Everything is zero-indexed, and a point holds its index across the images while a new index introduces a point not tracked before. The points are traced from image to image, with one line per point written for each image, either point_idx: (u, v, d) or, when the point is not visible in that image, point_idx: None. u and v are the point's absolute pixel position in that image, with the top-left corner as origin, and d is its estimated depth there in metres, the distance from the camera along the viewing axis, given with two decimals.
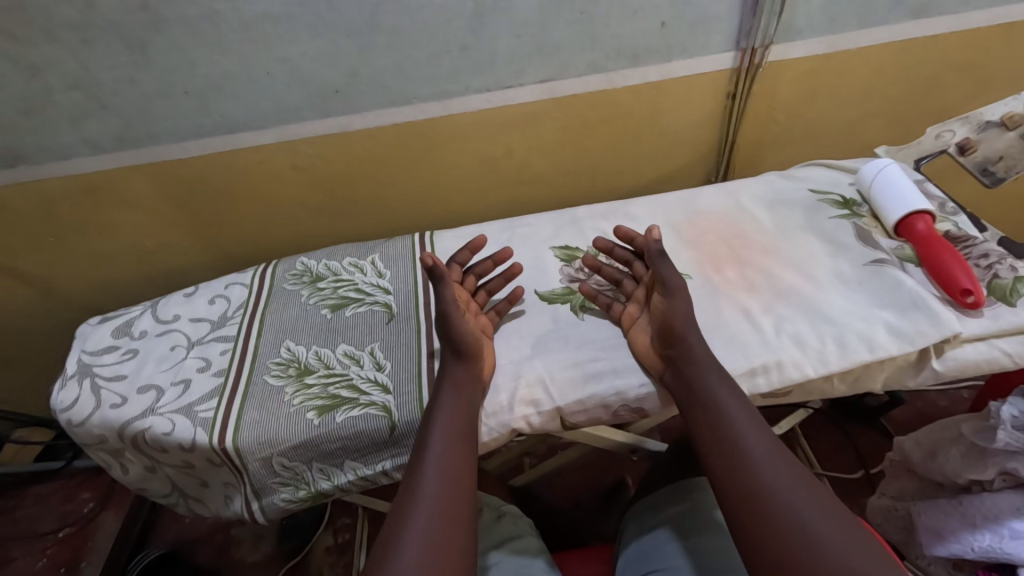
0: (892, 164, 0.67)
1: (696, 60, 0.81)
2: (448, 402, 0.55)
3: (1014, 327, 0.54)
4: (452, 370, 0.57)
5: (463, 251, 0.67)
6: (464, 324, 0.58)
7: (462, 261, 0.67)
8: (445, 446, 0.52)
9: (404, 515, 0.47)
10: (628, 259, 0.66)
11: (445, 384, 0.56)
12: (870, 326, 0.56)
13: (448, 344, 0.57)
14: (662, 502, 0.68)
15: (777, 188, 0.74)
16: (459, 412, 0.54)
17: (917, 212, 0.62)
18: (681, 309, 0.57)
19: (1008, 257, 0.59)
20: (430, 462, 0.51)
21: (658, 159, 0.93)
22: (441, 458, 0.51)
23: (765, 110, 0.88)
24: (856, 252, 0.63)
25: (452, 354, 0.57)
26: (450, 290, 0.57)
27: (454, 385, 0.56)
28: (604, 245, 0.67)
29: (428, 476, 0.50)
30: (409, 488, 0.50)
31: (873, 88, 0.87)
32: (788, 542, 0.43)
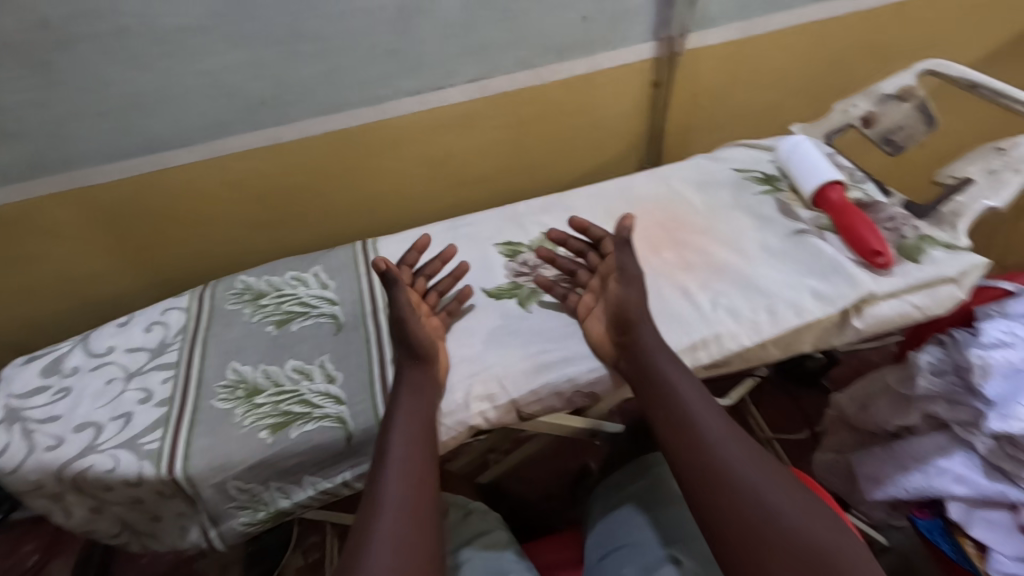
0: (805, 141, 0.72)
1: (619, 52, 0.84)
2: (409, 408, 0.55)
3: (921, 281, 0.58)
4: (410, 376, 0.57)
5: (410, 253, 0.67)
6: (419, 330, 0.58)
7: (411, 263, 0.67)
8: (406, 452, 0.52)
9: (367, 526, 0.47)
10: (582, 249, 0.68)
11: (402, 391, 0.56)
12: (795, 293, 0.60)
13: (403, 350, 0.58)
14: (624, 480, 0.71)
15: (706, 170, 0.77)
16: (420, 420, 0.54)
17: (830, 182, 0.67)
18: (635, 295, 0.59)
19: (911, 219, 0.63)
20: (392, 470, 0.51)
21: (594, 150, 0.95)
22: (404, 468, 0.51)
23: (689, 97, 0.92)
24: (780, 226, 0.67)
25: (407, 359, 0.58)
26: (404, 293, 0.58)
27: (413, 392, 0.56)
28: (558, 236, 0.68)
29: (390, 486, 0.50)
30: (371, 498, 0.50)
31: (785, 69, 0.92)
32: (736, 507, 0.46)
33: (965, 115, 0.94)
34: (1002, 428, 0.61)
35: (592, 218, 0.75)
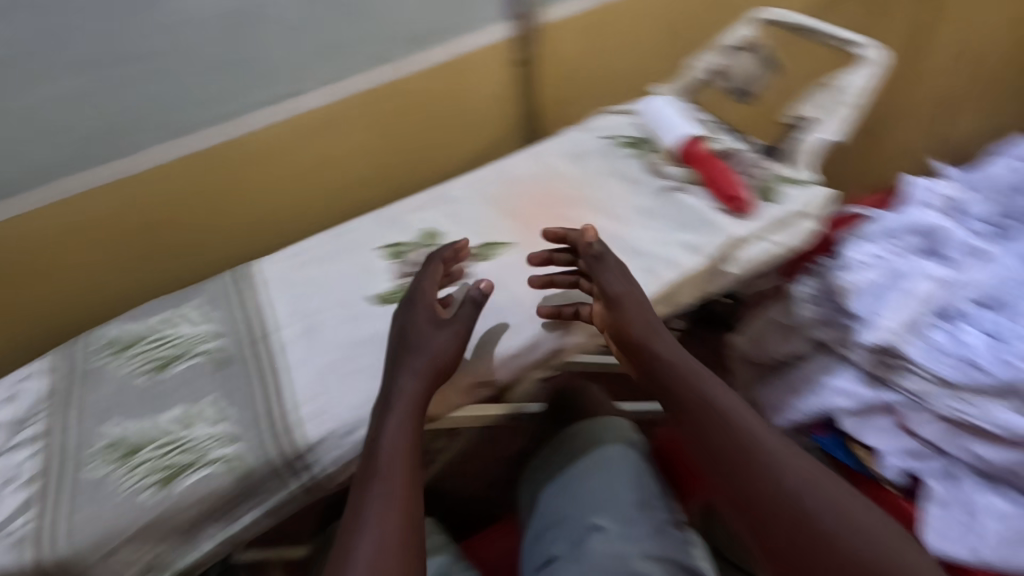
0: (664, 101, 0.75)
1: (474, 35, 0.84)
2: (393, 428, 0.52)
3: (774, 219, 0.62)
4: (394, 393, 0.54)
5: (448, 250, 0.63)
6: (427, 342, 0.56)
7: (443, 258, 0.63)
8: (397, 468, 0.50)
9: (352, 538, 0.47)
10: (570, 261, 0.63)
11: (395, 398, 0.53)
12: (668, 249, 0.62)
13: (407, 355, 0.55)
14: (551, 459, 0.72)
15: (578, 143, 0.78)
16: (404, 446, 0.51)
17: (688, 138, 0.70)
18: (630, 315, 0.57)
19: (764, 162, 0.66)
20: (380, 484, 0.49)
21: (476, 135, 0.93)
22: (382, 500, 0.49)
23: (557, 71, 0.92)
24: (652, 186, 0.69)
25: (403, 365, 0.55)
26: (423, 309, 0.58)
27: (400, 414, 0.52)
28: (539, 258, 0.63)
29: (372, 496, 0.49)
30: (355, 507, 0.49)
31: (641, 32, 0.95)
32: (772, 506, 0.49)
33: (805, 57, 1.01)
34: (871, 341, 0.68)
35: (473, 206, 0.74)
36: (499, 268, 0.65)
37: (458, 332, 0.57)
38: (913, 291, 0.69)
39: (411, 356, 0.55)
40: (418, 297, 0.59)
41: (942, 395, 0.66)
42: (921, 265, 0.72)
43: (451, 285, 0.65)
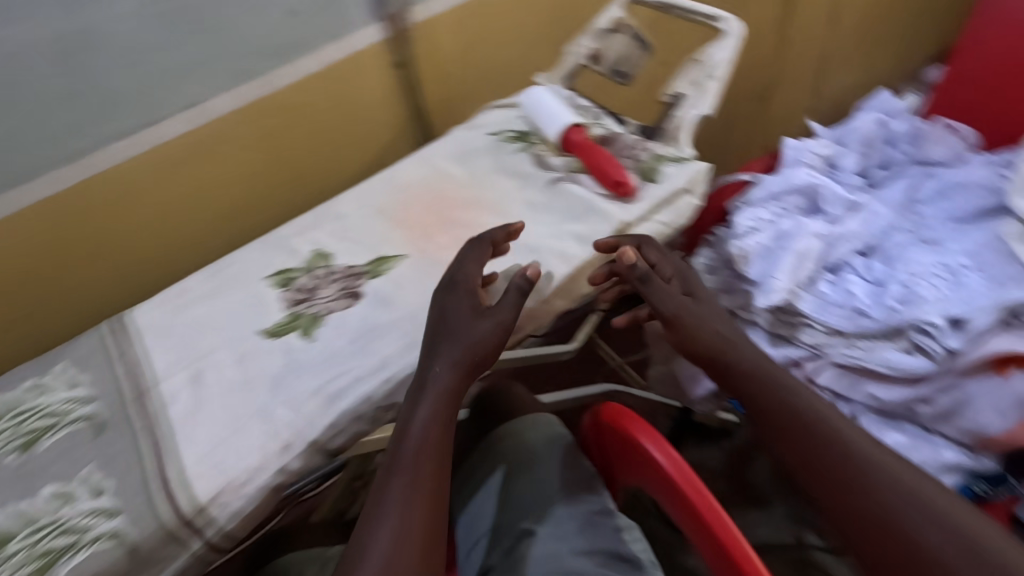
0: (542, 91, 0.73)
1: (346, 41, 0.80)
2: (425, 419, 0.50)
3: (660, 200, 0.62)
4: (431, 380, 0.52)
5: (500, 231, 0.59)
6: (471, 331, 0.53)
7: (495, 240, 0.59)
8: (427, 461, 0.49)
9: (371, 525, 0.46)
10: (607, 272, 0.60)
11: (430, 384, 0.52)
12: (561, 242, 0.61)
13: (446, 341, 0.53)
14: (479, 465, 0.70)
15: (463, 142, 0.77)
16: (432, 441, 0.49)
17: (569, 125, 0.69)
18: (689, 327, 0.59)
19: (645, 142, 0.67)
20: (404, 472, 0.48)
21: (365, 144, 0.90)
22: (408, 495, 0.47)
23: (438, 68, 0.90)
24: (538, 179, 0.68)
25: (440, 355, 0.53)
26: (456, 299, 0.55)
27: (432, 403, 0.51)
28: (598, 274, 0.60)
29: (394, 485, 0.47)
30: (377, 494, 0.47)
31: (519, 21, 0.95)
32: (822, 466, 0.50)
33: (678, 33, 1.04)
34: (766, 305, 0.70)
35: (362, 220, 0.71)
36: (391, 283, 0.63)
37: (502, 322, 0.54)
38: (794, 249, 0.72)
39: (447, 345, 0.53)
40: (460, 280, 0.56)
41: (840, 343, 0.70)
42: (802, 223, 0.75)
43: (346, 307, 0.62)
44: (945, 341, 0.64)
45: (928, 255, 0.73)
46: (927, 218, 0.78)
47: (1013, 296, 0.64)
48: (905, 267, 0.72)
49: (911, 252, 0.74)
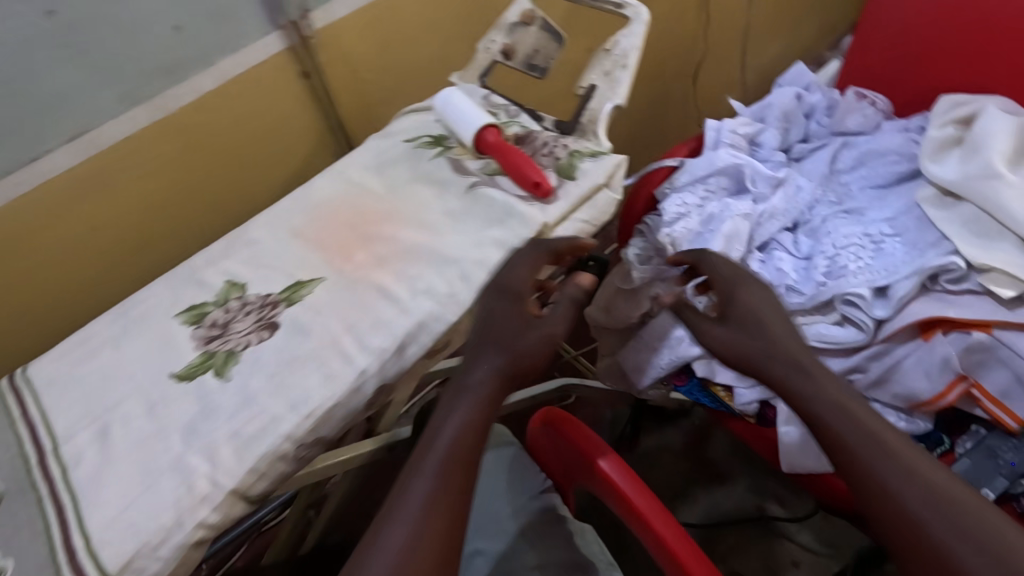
0: (454, 92, 0.70)
1: (244, 54, 0.75)
2: (455, 430, 0.50)
3: (579, 197, 0.60)
4: (470, 384, 0.53)
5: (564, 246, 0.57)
6: (521, 339, 0.54)
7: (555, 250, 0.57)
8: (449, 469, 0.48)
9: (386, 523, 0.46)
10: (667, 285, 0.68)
11: (470, 392, 0.52)
12: (481, 251, 0.59)
13: (491, 346, 0.54)
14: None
15: (378, 151, 0.73)
16: (462, 451, 0.49)
17: (483, 126, 0.66)
18: (728, 340, 0.58)
19: (561, 138, 0.65)
20: (427, 474, 0.48)
21: (281, 158, 0.86)
22: (423, 506, 0.46)
23: (350, 75, 0.86)
24: (456, 185, 0.66)
25: (488, 358, 0.54)
26: (506, 305, 0.54)
27: (467, 411, 0.51)
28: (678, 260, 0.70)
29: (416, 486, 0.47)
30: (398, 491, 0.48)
31: (432, 18, 0.90)
32: (866, 457, 0.48)
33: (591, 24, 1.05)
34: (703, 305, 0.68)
35: (276, 244, 0.67)
36: (309, 310, 0.59)
37: (549, 335, 0.55)
38: (723, 232, 0.72)
39: (493, 349, 0.54)
40: (507, 286, 0.55)
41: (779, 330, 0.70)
42: (729, 205, 0.76)
43: (262, 339, 0.59)
44: (873, 311, 0.66)
45: (850, 226, 0.74)
46: (847, 188, 0.79)
47: (930, 262, 0.65)
48: (830, 239, 0.73)
49: (836, 224, 0.75)
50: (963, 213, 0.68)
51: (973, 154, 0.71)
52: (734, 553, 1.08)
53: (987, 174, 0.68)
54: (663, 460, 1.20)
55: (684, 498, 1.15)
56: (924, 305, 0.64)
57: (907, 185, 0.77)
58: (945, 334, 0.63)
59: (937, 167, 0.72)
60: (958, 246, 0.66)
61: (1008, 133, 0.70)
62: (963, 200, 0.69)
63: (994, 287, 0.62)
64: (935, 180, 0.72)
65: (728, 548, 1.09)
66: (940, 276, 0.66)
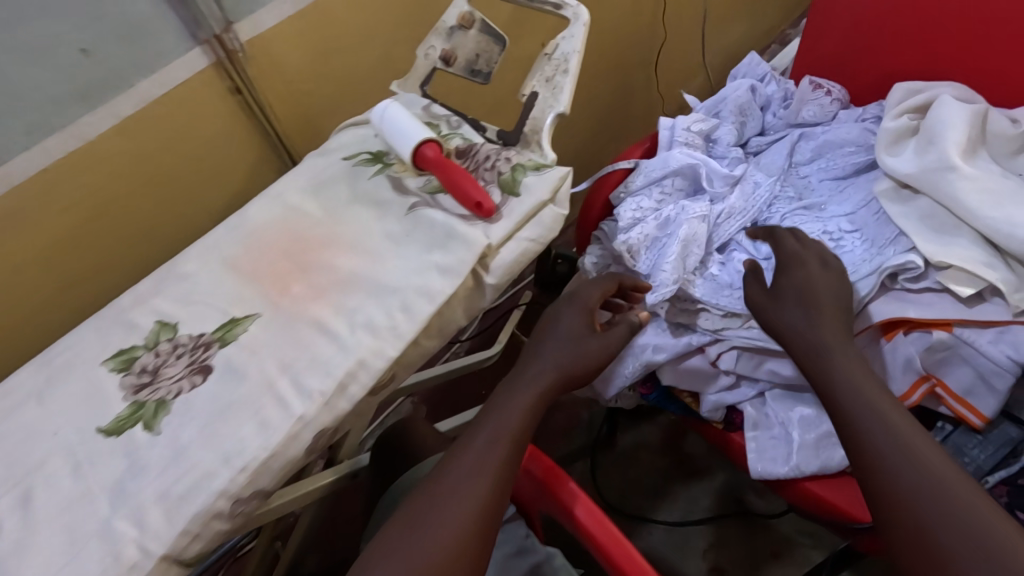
0: (391, 103, 0.66)
1: (165, 72, 0.69)
2: (508, 416, 0.61)
3: (523, 215, 0.57)
4: (530, 376, 0.64)
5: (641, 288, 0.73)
6: (588, 346, 0.66)
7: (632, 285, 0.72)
8: (498, 452, 0.58)
9: (447, 490, 0.55)
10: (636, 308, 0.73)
11: (525, 380, 0.64)
12: (422, 277, 0.56)
13: (566, 335, 0.67)
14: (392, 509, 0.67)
15: (314, 171, 0.69)
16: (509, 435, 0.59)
17: (422, 142, 0.62)
18: (780, 316, 0.66)
19: (503, 150, 0.62)
20: (480, 447, 0.58)
21: (218, 178, 0.81)
22: (472, 483, 0.55)
23: (284, 87, 0.81)
24: (396, 206, 0.62)
25: (564, 348, 0.66)
26: (574, 319, 0.68)
27: (521, 400, 0.62)
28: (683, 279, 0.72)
29: (475, 454, 0.57)
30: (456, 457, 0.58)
31: (372, 24, 0.86)
32: (867, 441, 0.55)
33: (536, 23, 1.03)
34: (656, 302, 0.69)
35: (209, 278, 0.63)
36: (242, 350, 0.56)
37: (610, 346, 0.67)
38: (680, 236, 0.72)
39: (554, 343, 0.66)
40: (579, 299, 0.70)
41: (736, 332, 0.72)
42: (686, 207, 0.75)
43: (195, 386, 0.55)
44: None
45: (809, 221, 0.76)
46: (806, 184, 0.82)
47: (890, 261, 0.68)
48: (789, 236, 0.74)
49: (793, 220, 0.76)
50: (918, 208, 0.71)
51: (927, 146, 0.72)
52: (713, 549, 1.08)
53: (941, 167, 0.69)
54: (640, 458, 1.19)
55: (663, 496, 1.15)
56: (884, 305, 0.67)
57: (862, 176, 0.79)
58: (906, 334, 0.66)
59: (891, 161, 0.75)
60: (915, 244, 0.68)
61: (961, 121, 0.71)
62: (919, 193, 0.72)
63: (953, 285, 0.65)
64: (891, 173, 0.74)
65: (707, 544, 1.09)
66: (900, 276, 0.68)
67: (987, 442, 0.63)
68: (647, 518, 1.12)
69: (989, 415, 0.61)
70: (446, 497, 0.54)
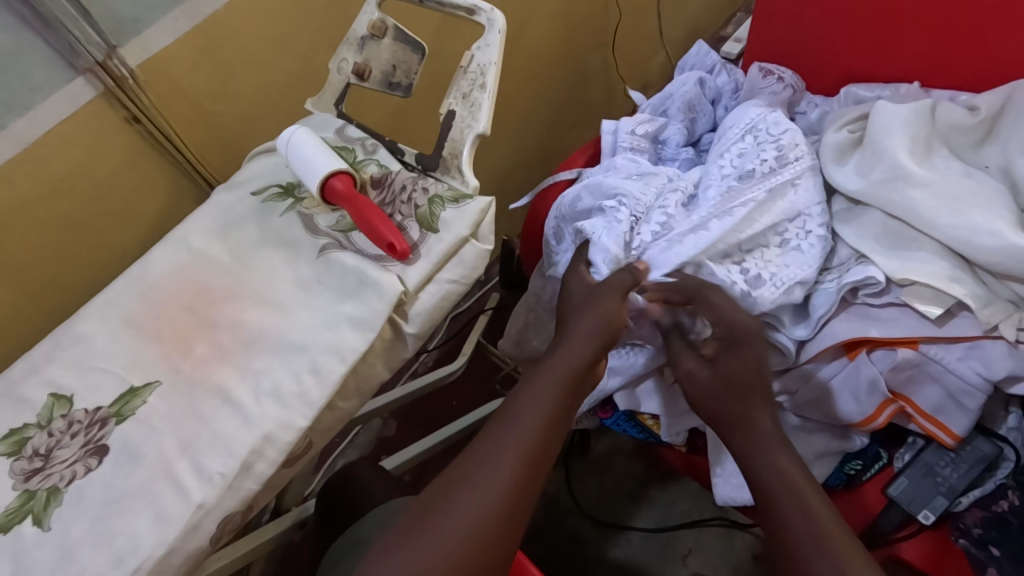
0: (297, 128, 0.59)
1: (45, 108, 0.62)
2: (535, 408, 0.56)
3: (442, 255, 0.52)
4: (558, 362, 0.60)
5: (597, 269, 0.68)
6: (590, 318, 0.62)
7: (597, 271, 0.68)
8: (521, 447, 0.54)
9: (465, 483, 0.52)
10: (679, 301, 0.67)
11: (553, 363, 0.59)
12: (334, 333, 0.50)
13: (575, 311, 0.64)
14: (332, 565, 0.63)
15: (222, 208, 0.63)
16: (538, 428, 0.55)
17: (330, 173, 0.56)
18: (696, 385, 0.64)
19: (421, 179, 0.56)
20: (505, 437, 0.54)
21: (128, 215, 0.74)
22: (490, 486, 0.51)
23: (191, 109, 0.74)
24: (306, 247, 0.57)
25: (575, 321, 0.62)
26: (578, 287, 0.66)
27: (547, 390, 0.57)
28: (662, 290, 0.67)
29: (497, 447, 0.54)
30: (480, 445, 0.55)
31: (282, 29, 0.79)
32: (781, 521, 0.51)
33: None
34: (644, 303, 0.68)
35: (107, 338, 0.57)
36: (140, 426, 0.50)
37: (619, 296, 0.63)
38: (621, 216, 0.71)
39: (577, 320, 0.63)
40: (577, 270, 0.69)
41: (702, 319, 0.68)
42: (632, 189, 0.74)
43: (90, 469, 0.49)
44: (794, 333, 0.68)
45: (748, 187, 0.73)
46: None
47: (852, 276, 0.67)
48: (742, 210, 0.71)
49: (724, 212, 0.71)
50: (873, 220, 0.71)
51: (872, 160, 0.72)
52: (694, 554, 1.06)
53: (895, 177, 0.70)
54: (616, 463, 1.16)
55: (641, 501, 1.12)
56: (845, 323, 0.67)
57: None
58: (869, 354, 0.66)
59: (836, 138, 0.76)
60: (876, 261, 0.68)
61: (899, 128, 0.71)
62: (868, 208, 0.73)
63: (917, 303, 0.65)
64: (840, 190, 0.75)
65: (687, 550, 1.07)
66: (861, 290, 0.68)
67: (959, 460, 0.63)
68: (624, 526, 1.09)
69: (959, 433, 0.62)
70: (464, 498, 0.51)
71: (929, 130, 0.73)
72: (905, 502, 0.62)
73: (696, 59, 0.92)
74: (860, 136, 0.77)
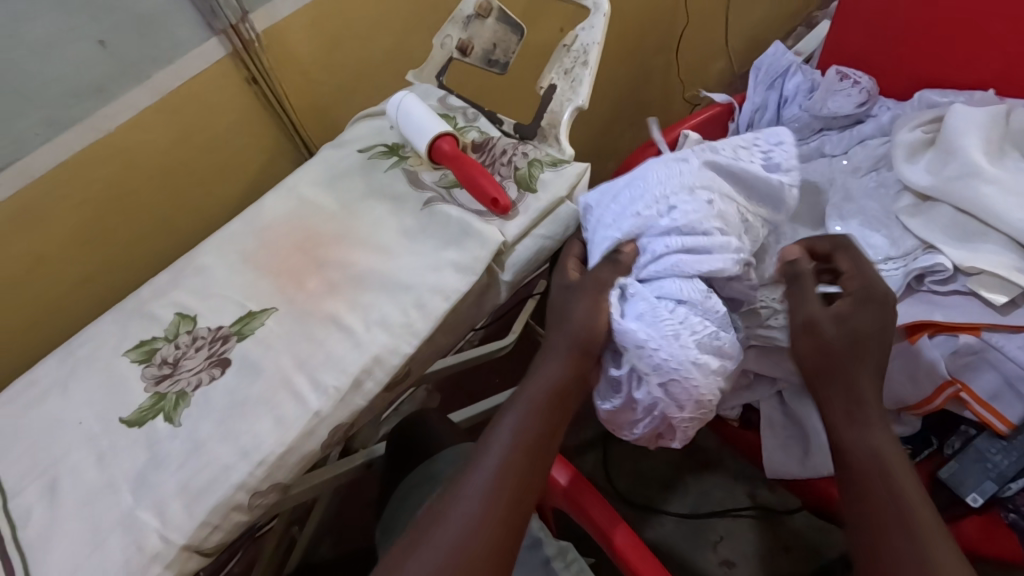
0: (407, 94, 0.65)
1: (180, 65, 0.69)
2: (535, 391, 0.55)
3: (540, 212, 0.58)
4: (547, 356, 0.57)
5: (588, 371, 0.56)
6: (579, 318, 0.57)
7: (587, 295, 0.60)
8: (516, 436, 0.53)
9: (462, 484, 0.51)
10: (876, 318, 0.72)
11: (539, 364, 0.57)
12: (437, 275, 0.56)
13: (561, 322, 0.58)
14: (408, 495, 0.69)
15: (330, 163, 0.69)
16: (531, 431, 0.53)
17: (438, 135, 0.61)
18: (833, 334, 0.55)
19: (520, 144, 0.62)
20: (503, 432, 0.53)
21: (234, 168, 0.80)
22: (493, 473, 0.51)
23: (300, 75, 0.81)
24: (411, 200, 0.62)
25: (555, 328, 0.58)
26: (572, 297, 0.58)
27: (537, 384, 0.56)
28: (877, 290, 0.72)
29: (498, 441, 0.53)
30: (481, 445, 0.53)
31: (384, 8, 0.86)
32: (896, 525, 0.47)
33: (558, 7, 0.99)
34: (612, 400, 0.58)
35: (228, 270, 0.63)
36: (259, 344, 0.56)
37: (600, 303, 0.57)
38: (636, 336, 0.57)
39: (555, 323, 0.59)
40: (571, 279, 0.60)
41: (667, 408, 0.55)
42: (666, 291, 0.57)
43: (214, 378, 0.55)
44: None
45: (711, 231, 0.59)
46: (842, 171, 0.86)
47: (918, 263, 0.71)
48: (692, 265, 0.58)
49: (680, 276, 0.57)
50: (942, 215, 0.74)
51: (944, 158, 0.76)
52: (725, 542, 1.09)
53: (965, 174, 0.74)
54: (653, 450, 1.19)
55: (676, 486, 1.15)
56: (909, 307, 0.71)
57: (880, 171, 0.84)
58: (931, 337, 0.69)
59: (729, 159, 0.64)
60: (944, 250, 0.71)
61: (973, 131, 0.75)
62: (937, 203, 0.76)
63: (983, 291, 0.68)
64: (909, 187, 0.78)
65: (719, 537, 1.09)
66: (926, 277, 0.72)
67: (1012, 447, 0.64)
68: (657, 509, 1.12)
69: (1014, 420, 0.64)
70: (464, 490, 0.50)
71: (1002, 135, 0.76)
72: (953, 484, 0.66)
73: (771, 60, 0.97)
74: (933, 138, 0.81)
